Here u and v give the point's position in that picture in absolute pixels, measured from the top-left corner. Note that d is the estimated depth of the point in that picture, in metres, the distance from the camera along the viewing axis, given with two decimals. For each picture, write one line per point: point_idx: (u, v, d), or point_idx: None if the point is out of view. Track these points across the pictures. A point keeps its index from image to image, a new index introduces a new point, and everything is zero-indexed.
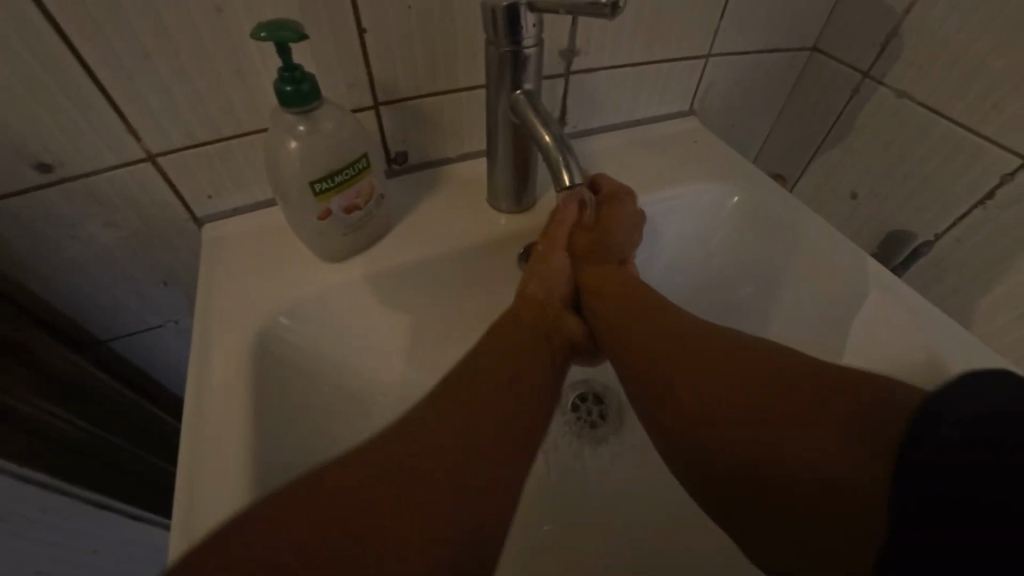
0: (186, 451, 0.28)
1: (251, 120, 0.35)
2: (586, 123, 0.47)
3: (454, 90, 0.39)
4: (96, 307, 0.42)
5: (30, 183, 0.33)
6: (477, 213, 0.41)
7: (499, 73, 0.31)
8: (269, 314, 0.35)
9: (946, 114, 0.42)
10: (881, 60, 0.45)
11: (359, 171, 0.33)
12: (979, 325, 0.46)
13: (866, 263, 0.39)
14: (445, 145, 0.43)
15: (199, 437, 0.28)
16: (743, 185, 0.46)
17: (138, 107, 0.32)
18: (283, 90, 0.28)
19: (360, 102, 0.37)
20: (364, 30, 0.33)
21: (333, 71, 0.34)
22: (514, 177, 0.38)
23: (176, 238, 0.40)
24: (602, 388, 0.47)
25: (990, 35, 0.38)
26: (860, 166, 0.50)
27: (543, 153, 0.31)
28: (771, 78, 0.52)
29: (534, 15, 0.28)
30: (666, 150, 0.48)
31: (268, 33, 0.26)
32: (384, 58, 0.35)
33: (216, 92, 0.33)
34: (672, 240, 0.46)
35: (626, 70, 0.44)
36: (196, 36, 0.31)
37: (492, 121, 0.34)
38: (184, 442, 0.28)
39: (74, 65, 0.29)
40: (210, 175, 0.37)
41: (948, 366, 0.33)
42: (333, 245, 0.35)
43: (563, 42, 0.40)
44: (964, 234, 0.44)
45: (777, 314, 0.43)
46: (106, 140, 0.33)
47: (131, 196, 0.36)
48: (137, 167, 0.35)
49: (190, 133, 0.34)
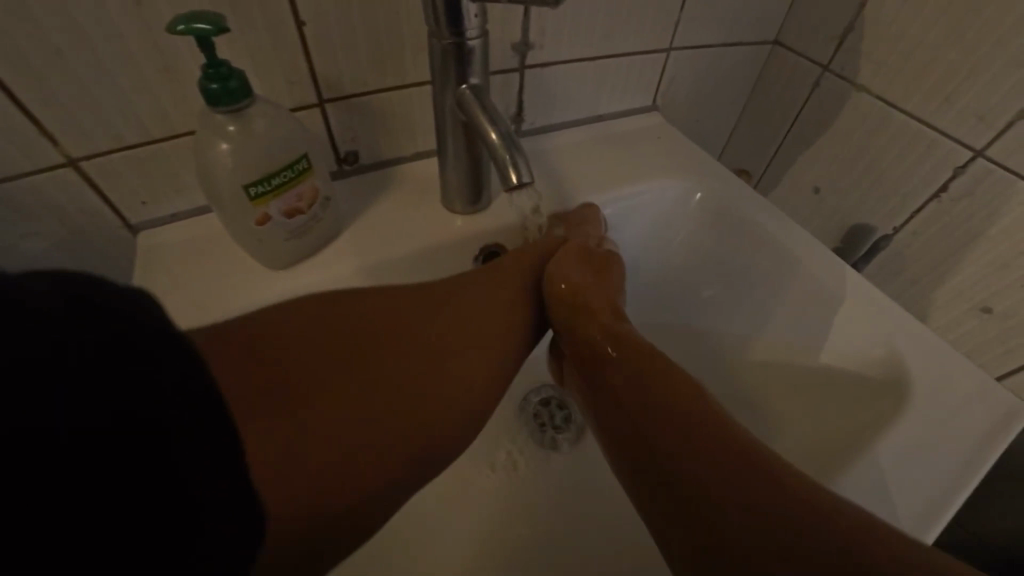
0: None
1: (183, 120, 0.33)
2: (547, 119, 0.46)
3: (403, 86, 0.37)
4: None
5: None
6: (433, 215, 0.39)
7: (442, 67, 0.29)
8: (210, 328, 0.33)
9: (903, 107, 0.42)
10: (840, 54, 0.45)
11: (299, 173, 0.31)
12: (936, 317, 0.46)
13: (846, 278, 0.38)
14: (398, 144, 0.41)
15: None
16: (707, 180, 0.45)
17: (52, 108, 0.29)
18: (208, 88, 0.26)
19: (303, 100, 0.35)
20: (302, 23, 0.31)
21: (271, 67, 0.32)
22: (466, 178, 0.36)
23: (109, 247, 0.37)
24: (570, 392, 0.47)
25: (941, 28, 0.38)
26: (820, 161, 0.50)
27: (491, 151, 0.29)
28: (734, 72, 0.51)
29: (476, 6, 0.27)
30: (630, 146, 0.48)
31: (186, 26, 0.24)
32: (326, 53, 0.33)
33: (143, 91, 0.31)
34: (636, 238, 0.46)
35: (586, 65, 0.43)
36: (114, 29, 0.28)
37: (441, 118, 0.32)
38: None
39: None
40: (141, 179, 0.35)
41: (905, 363, 0.34)
42: (275, 251, 0.33)
43: (518, 35, 0.38)
44: (920, 228, 0.44)
45: (740, 311, 0.42)
46: (18, 144, 0.30)
47: (52, 205, 0.33)
48: (58, 173, 0.32)
49: (115, 135, 0.32)
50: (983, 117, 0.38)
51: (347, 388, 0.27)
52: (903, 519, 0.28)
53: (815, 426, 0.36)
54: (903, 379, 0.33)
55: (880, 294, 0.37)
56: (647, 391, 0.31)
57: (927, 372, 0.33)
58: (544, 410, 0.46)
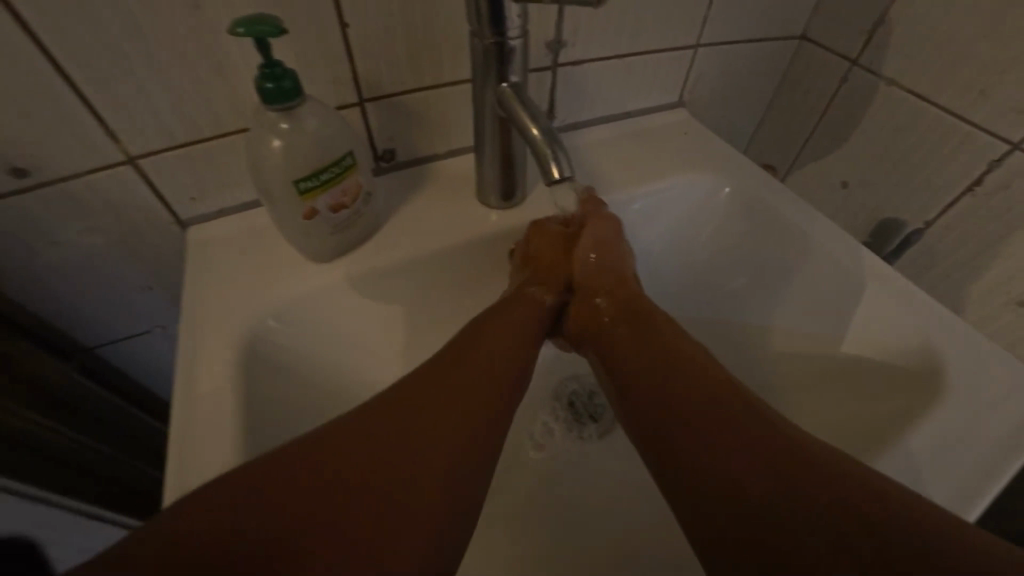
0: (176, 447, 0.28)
1: (233, 119, 0.35)
2: (576, 116, 0.47)
3: (439, 85, 0.38)
4: (79, 314, 0.41)
5: (5, 189, 0.32)
6: (467, 211, 0.40)
7: (484, 67, 0.30)
8: (259, 318, 0.34)
9: (935, 100, 0.42)
10: (869, 48, 0.45)
11: (344, 169, 0.32)
12: (970, 311, 0.46)
13: (870, 263, 0.39)
14: (432, 142, 0.42)
15: (185, 433, 0.28)
16: (731, 174, 0.46)
17: (115, 108, 0.31)
18: (263, 87, 0.27)
19: (345, 99, 0.36)
20: (346, 25, 0.33)
21: (316, 68, 0.34)
22: (500, 173, 0.37)
23: (161, 242, 0.39)
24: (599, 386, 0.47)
25: (975, 21, 0.38)
26: (849, 155, 0.50)
27: (531, 146, 0.30)
28: (760, 68, 0.52)
29: (518, 6, 0.28)
30: (657, 142, 0.48)
31: (246, 28, 0.25)
32: (368, 54, 0.34)
33: (196, 91, 0.32)
34: (661, 232, 0.46)
35: (614, 63, 0.44)
36: (173, 34, 0.30)
37: (479, 116, 0.33)
38: (172, 441, 0.28)
39: (46, 66, 0.28)
40: (192, 177, 0.36)
41: (938, 352, 0.34)
42: (320, 245, 0.35)
43: (550, 34, 0.39)
44: (953, 221, 0.44)
45: (768, 303, 0.43)
46: (83, 143, 0.32)
47: (111, 201, 0.35)
48: (117, 171, 0.34)
49: (170, 134, 0.34)
50: (1019, 110, 0.37)
51: (357, 462, 0.24)
52: (943, 499, 0.29)
53: (845, 418, 0.36)
54: (936, 369, 0.33)
55: (910, 285, 0.37)
56: (670, 390, 0.30)
57: (959, 359, 0.33)
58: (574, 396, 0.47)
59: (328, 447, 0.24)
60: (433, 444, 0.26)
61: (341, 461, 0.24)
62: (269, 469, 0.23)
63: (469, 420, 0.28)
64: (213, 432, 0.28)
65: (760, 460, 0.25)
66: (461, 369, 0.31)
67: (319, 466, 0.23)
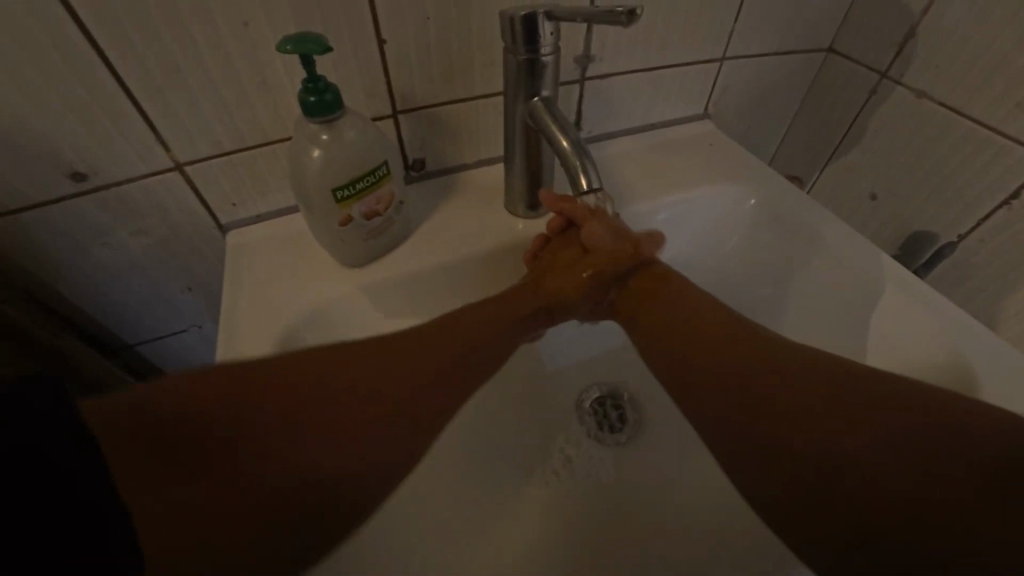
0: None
1: (274, 129, 0.36)
2: (601, 128, 0.48)
3: (470, 97, 0.39)
4: (124, 313, 0.43)
5: (65, 192, 0.34)
6: (494, 219, 0.41)
7: (517, 81, 0.31)
8: (294, 319, 0.35)
9: (968, 112, 0.41)
10: (899, 59, 0.45)
11: (379, 178, 0.33)
12: (1005, 327, 0.45)
13: (882, 260, 0.39)
14: (461, 152, 0.43)
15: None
16: (755, 184, 0.46)
17: (167, 119, 0.33)
18: (307, 100, 0.29)
19: (380, 111, 0.37)
20: (383, 41, 0.34)
21: (353, 80, 0.35)
22: (528, 181, 0.38)
23: (202, 245, 0.41)
24: (623, 393, 0.48)
25: (1009, 33, 0.38)
26: (878, 167, 0.50)
27: (560, 158, 0.31)
28: (787, 80, 0.52)
29: (552, 24, 0.29)
30: (682, 152, 0.49)
31: (294, 45, 0.26)
32: (402, 68, 0.36)
33: (242, 102, 0.34)
34: (685, 242, 0.46)
35: (641, 75, 0.44)
36: (223, 48, 0.32)
37: (510, 127, 0.34)
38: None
39: (109, 79, 0.31)
40: (234, 183, 0.38)
41: (972, 367, 0.33)
42: (353, 250, 0.36)
43: (579, 49, 0.40)
44: (987, 234, 0.43)
45: (793, 312, 0.43)
46: (137, 150, 0.34)
47: (159, 205, 0.37)
48: (166, 176, 0.36)
49: (216, 143, 0.35)
50: None
51: (345, 385, 0.27)
52: None
53: None
54: (969, 384, 0.32)
55: (941, 299, 0.36)
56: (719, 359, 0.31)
57: (994, 374, 0.32)
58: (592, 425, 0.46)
59: (327, 363, 0.28)
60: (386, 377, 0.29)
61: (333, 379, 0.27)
62: (273, 368, 0.26)
63: (450, 365, 0.32)
64: None
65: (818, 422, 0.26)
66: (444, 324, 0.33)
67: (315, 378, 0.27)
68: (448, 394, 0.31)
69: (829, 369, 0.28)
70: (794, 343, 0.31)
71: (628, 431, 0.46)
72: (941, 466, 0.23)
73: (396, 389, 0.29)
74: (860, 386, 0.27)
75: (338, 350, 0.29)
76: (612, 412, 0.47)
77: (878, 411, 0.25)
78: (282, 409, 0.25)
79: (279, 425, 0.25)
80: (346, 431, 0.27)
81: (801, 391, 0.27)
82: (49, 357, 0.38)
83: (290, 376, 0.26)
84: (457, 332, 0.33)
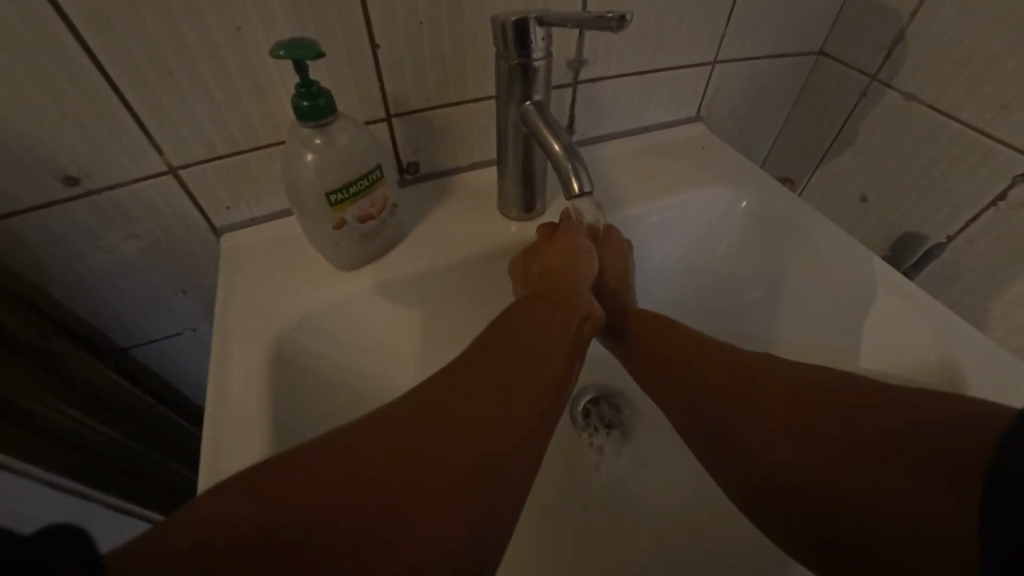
0: (210, 433, 0.30)
1: (269, 133, 0.36)
2: (594, 131, 0.48)
3: (464, 101, 0.40)
4: (117, 316, 0.43)
5: (57, 196, 0.34)
6: (488, 222, 0.42)
7: (509, 85, 0.32)
8: (288, 322, 0.36)
9: (956, 116, 0.42)
10: (888, 63, 0.45)
11: (372, 182, 0.34)
12: (993, 327, 0.45)
13: (872, 263, 0.39)
14: (454, 155, 0.43)
15: (219, 424, 0.30)
16: (748, 187, 0.46)
17: (160, 122, 0.33)
18: (299, 105, 0.29)
19: (373, 115, 0.38)
20: (377, 46, 0.34)
21: (347, 85, 0.35)
22: (522, 184, 0.39)
23: (196, 248, 0.41)
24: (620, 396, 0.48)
25: (995, 37, 0.38)
26: (868, 170, 0.50)
27: (553, 161, 0.31)
28: (779, 83, 0.52)
29: (543, 30, 0.29)
30: (675, 155, 0.49)
31: (286, 51, 0.26)
32: (396, 72, 0.36)
33: (236, 106, 0.34)
34: (678, 245, 0.47)
35: (634, 79, 0.45)
36: (216, 53, 0.32)
37: (503, 131, 0.35)
38: (206, 429, 0.30)
39: (100, 83, 0.31)
40: (228, 187, 0.38)
41: (961, 367, 0.33)
42: (347, 254, 0.36)
43: (572, 53, 0.40)
44: (975, 235, 0.43)
45: (785, 315, 0.43)
46: (131, 155, 0.34)
47: (152, 208, 0.37)
48: (160, 180, 0.36)
49: (209, 147, 0.35)
50: None
51: (403, 454, 0.24)
52: None
53: None
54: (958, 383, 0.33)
55: (930, 300, 0.37)
56: (726, 387, 0.32)
57: (982, 374, 0.33)
58: (590, 419, 0.46)
59: (376, 435, 0.25)
60: (437, 427, 0.26)
61: (385, 450, 0.24)
62: (314, 451, 0.24)
63: (504, 400, 0.28)
64: (240, 432, 0.29)
65: (807, 441, 0.27)
66: (488, 357, 0.30)
67: (367, 455, 0.24)
68: (518, 439, 0.27)
69: (816, 384, 0.29)
70: (798, 364, 0.31)
71: (622, 430, 0.46)
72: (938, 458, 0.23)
73: (453, 433, 0.26)
74: (844, 395, 0.27)
75: (383, 418, 0.26)
76: (614, 412, 0.47)
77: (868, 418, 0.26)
78: (342, 501, 0.22)
79: (337, 513, 0.22)
80: (421, 505, 0.23)
81: (801, 409, 0.28)
82: (38, 355, 0.38)
83: (321, 449, 0.24)
84: (510, 369, 0.30)
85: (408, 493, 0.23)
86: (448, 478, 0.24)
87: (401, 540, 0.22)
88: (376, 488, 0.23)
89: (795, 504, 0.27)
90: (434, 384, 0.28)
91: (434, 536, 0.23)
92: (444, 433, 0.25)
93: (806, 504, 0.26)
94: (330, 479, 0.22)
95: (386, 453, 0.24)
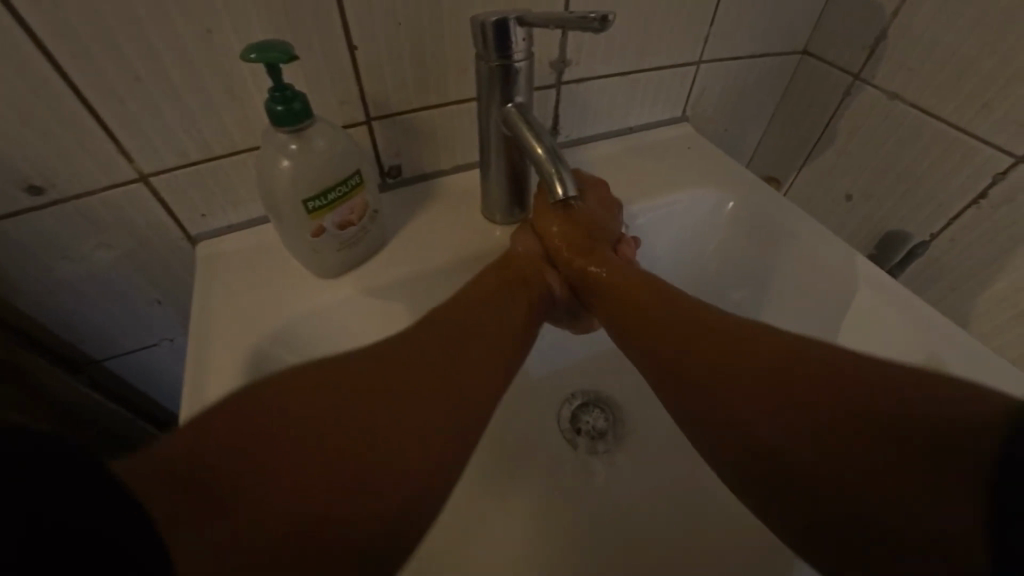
0: None
1: (243, 139, 0.35)
2: (578, 132, 0.47)
3: (446, 104, 0.39)
4: (89, 329, 0.41)
5: (21, 206, 0.33)
6: (472, 227, 0.41)
7: (489, 87, 0.31)
8: (265, 331, 0.34)
9: (938, 115, 0.42)
10: (871, 62, 0.45)
11: (352, 187, 0.33)
12: (976, 325, 0.45)
13: (856, 262, 0.39)
14: (437, 158, 0.43)
15: None
16: (735, 187, 0.46)
17: (130, 129, 0.32)
18: (274, 110, 0.28)
19: (352, 118, 0.37)
20: (354, 48, 0.33)
21: (324, 88, 0.34)
22: (506, 189, 0.38)
23: (170, 257, 0.40)
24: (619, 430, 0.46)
25: (974, 37, 0.38)
26: (853, 168, 0.50)
27: (536, 165, 0.31)
28: (764, 82, 0.52)
29: (523, 30, 0.28)
30: (660, 155, 0.49)
31: (258, 54, 0.25)
32: (375, 74, 0.35)
33: (209, 112, 0.33)
34: (665, 247, 0.46)
35: (617, 79, 0.44)
36: (186, 57, 0.30)
37: (485, 133, 0.34)
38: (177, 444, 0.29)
39: (63, 89, 0.29)
40: (202, 193, 0.37)
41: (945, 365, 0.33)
42: (326, 261, 0.35)
43: (554, 53, 0.40)
44: (958, 233, 0.44)
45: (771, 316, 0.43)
46: (99, 163, 0.33)
47: (124, 218, 0.36)
48: (131, 188, 0.34)
49: (181, 153, 0.34)
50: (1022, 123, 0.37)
51: (379, 436, 0.25)
52: None
53: None
54: None
55: (919, 303, 0.36)
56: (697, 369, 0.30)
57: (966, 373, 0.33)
58: (595, 415, 0.47)
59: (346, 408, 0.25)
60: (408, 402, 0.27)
61: (349, 434, 0.24)
62: (270, 400, 0.23)
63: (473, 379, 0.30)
64: None
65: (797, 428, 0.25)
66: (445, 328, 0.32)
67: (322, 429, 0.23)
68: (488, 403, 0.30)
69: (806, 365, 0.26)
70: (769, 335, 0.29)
71: (588, 447, 0.45)
72: (913, 472, 0.22)
73: (417, 419, 0.26)
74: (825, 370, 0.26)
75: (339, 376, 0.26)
76: (600, 446, 0.45)
77: (865, 418, 0.23)
78: (311, 452, 0.22)
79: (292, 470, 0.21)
80: (375, 465, 0.24)
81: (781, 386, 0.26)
82: (12, 373, 0.37)
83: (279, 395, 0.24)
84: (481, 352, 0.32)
85: (376, 460, 0.24)
86: (398, 446, 0.25)
87: (361, 508, 0.22)
88: (347, 459, 0.23)
89: (773, 482, 0.25)
90: (396, 343, 0.30)
91: (394, 506, 0.23)
92: (412, 403, 0.27)
93: (785, 488, 0.25)
94: (293, 436, 0.23)
95: (355, 429, 0.24)
